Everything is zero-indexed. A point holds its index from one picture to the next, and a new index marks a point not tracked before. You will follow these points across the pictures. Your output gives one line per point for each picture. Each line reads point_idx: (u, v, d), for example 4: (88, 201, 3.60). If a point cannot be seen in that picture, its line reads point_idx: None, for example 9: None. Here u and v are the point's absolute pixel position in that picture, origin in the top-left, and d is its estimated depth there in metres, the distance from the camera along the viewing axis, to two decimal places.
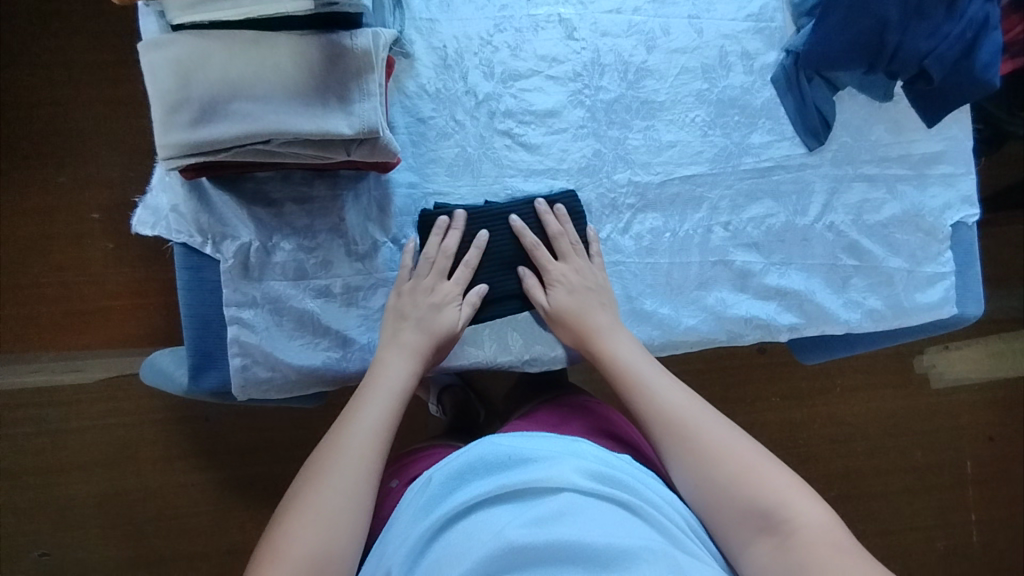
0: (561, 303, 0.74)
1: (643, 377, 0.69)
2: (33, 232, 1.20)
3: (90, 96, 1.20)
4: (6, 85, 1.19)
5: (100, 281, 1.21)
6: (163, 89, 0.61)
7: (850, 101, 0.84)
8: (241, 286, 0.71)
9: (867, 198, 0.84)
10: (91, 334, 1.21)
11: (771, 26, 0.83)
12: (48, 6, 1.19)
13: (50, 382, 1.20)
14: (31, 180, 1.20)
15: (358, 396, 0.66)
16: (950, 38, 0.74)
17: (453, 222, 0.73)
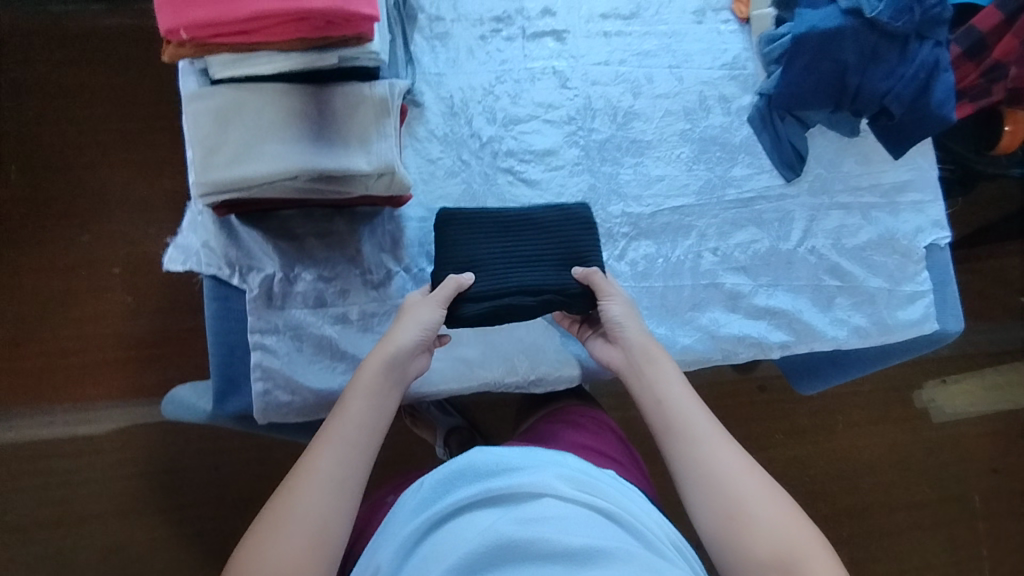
0: (630, 314, 0.75)
1: (675, 400, 0.70)
2: (56, 286, 1.26)
3: (117, 159, 1.29)
4: (40, 152, 1.29)
5: (119, 333, 1.26)
6: (201, 134, 0.68)
7: (821, 137, 0.92)
8: (265, 314, 0.76)
9: (845, 224, 0.90)
10: (107, 383, 1.25)
11: (744, 74, 0.92)
12: (84, 80, 1.30)
13: (64, 433, 1.22)
14: (58, 238, 1.27)
15: (338, 404, 0.67)
16: (905, 78, 0.83)
17: (470, 219, 0.78)
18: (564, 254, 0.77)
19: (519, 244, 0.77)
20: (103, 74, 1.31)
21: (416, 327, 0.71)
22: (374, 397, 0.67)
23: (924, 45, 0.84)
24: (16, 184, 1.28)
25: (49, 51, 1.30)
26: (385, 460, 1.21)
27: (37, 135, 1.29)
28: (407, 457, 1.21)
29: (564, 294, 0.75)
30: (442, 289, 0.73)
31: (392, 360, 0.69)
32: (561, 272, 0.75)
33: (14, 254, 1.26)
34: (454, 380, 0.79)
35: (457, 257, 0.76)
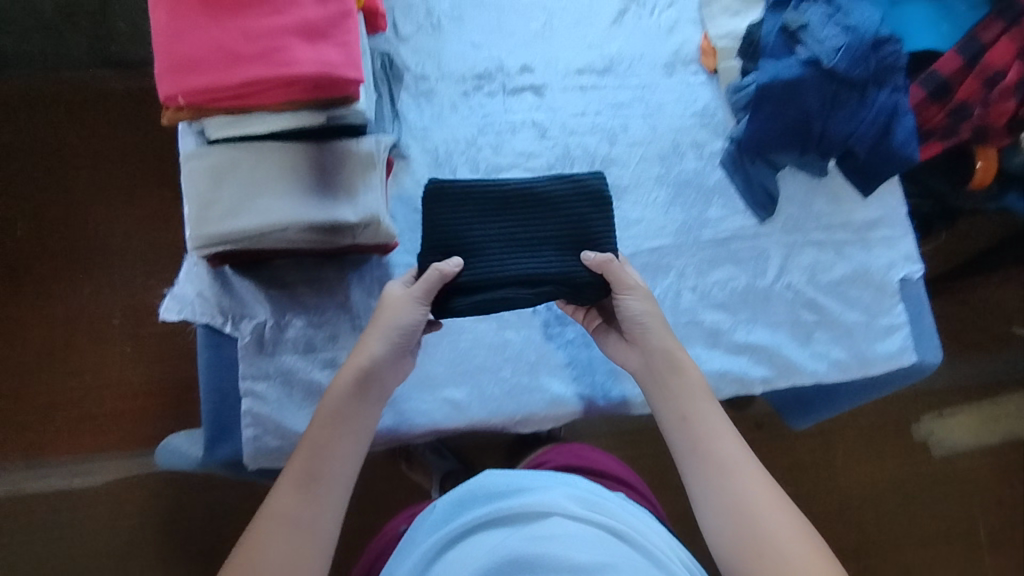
0: (650, 310, 0.76)
1: (701, 424, 0.73)
2: (55, 339, 1.29)
3: (118, 214, 1.34)
4: (44, 209, 1.34)
5: (116, 385, 1.28)
6: (197, 192, 0.72)
7: (792, 178, 0.96)
8: (256, 361, 0.78)
9: (819, 260, 0.93)
10: (101, 436, 1.26)
11: (715, 121, 0.96)
12: (89, 139, 1.36)
13: (56, 486, 1.23)
14: (59, 291, 1.31)
15: (322, 427, 0.70)
16: (866, 122, 0.88)
17: (466, 193, 0.76)
18: (572, 237, 0.76)
19: (526, 224, 0.76)
20: (108, 133, 1.37)
21: (393, 329, 0.73)
22: (346, 422, 0.70)
23: (884, 90, 0.88)
24: (22, 241, 1.32)
25: (56, 115, 1.37)
26: (382, 504, 1.21)
27: (43, 193, 1.34)
28: (404, 501, 1.21)
29: (572, 282, 0.74)
30: (426, 283, 0.73)
31: (362, 379, 0.72)
32: (567, 257, 0.74)
33: (18, 309, 1.30)
34: (442, 420, 0.81)
35: (459, 236, 0.75)
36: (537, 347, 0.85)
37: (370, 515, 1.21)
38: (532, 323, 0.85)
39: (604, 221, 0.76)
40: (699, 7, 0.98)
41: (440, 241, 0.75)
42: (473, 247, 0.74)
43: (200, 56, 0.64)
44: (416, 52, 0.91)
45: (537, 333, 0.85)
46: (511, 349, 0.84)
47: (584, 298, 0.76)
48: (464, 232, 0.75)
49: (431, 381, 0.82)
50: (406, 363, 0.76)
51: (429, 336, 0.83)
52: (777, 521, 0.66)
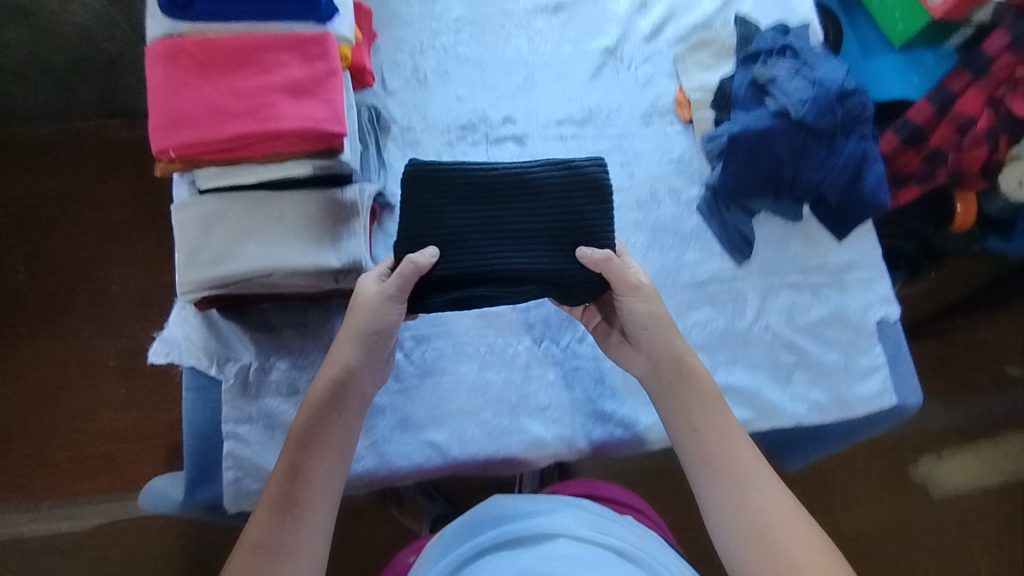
0: (656, 311, 0.78)
1: (717, 442, 0.74)
2: (51, 382, 1.34)
3: (118, 257, 1.40)
4: (47, 254, 1.40)
5: (108, 429, 1.31)
6: (186, 240, 0.75)
7: (768, 222, 0.99)
8: (239, 403, 0.80)
9: (796, 302, 0.95)
10: (91, 480, 1.28)
11: (691, 169, 0.99)
12: (93, 187, 1.43)
13: (43, 531, 1.25)
14: (56, 333, 1.36)
15: (303, 453, 0.70)
16: (836, 170, 0.92)
17: (454, 176, 0.77)
18: (564, 230, 0.77)
19: (518, 214, 0.77)
20: (114, 181, 1.44)
21: (369, 324, 0.74)
22: (323, 438, 0.71)
23: (852, 140, 0.93)
24: (27, 284, 1.38)
25: (67, 162, 1.44)
26: (373, 548, 1.19)
27: (47, 239, 1.41)
28: (396, 545, 1.20)
29: (561, 278, 0.76)
30: (401, 278, 0.73)
31: (337, 391, 0.73)
32: (553, 254, 0.76)
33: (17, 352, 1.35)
34: (423, 463, 0.81)
35: (447, 221, 0.76)
36: (518, 389, 0.85)
37: (363, 559, 1.19)
38: (513, 364, 0.87)
39: (598, 215, 0.77)
40: (674, 61, 1.03)
41: (430, 225, 0.76)
42: (463, 235, 0.76)
43: (195, 113, 0.68)
44: (403, 105, 0.95)
45: (518, 374, 0.86)
46: (492, 391, 0.85)
47: (571, 297, 0.78)
48: (456, 218, 0.77)
49: (412, 423, 0.83)
50: (383, 369, 0.78)
51: (410, 378, 0.84)
52: (792, 533, 0.68)
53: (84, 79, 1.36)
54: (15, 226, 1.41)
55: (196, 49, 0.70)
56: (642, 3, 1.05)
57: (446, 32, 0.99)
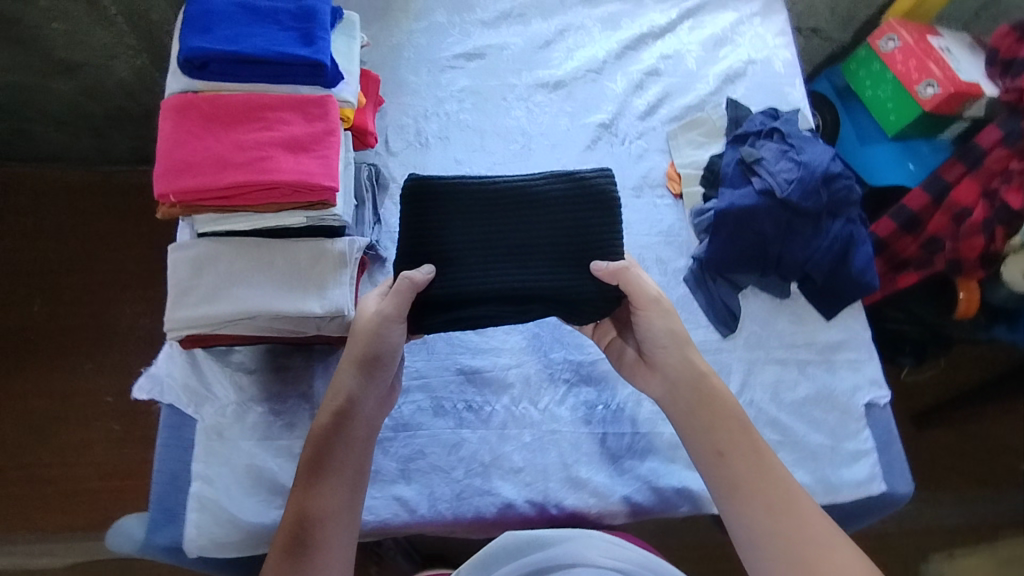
0: (673, 328, 0.78)
1: (743, 469, 0.72)
2: (50, 413, 1.43)
3: (128, 296, 1.54)
4: (68, 289, 1.54)
5: (96, 465, 1.40)
6: (178, 280, 0.78)
7: (754, 297, 0.99)
8: (212, 444, 0.80)
9: (781, 378, 0.94)
10: (75, 515, 1.36)
11: (680, 240, 1.01)
12: (113, 230, 1.60)
13: (21, 565, 1.33)
14: (60, 366, 1.47)
15: (318, 479, 0.71)
16: (821, 249, 0.94)
17: (456, 192, 0.80)
18: (571, 243, 0.79)
19: (525, 228, 0.80)
20: (139, 224, 1.61)
21: (377, 339, 0.76)
22: (332, 471, 0.71)
23: (837, 222, 0.95)
24: (42, 318, 1.51)
25: (101, 214, 1.61)
26: None
27: (69, 278, 1.55)
28: None
29: (570, 292, 0.78)
30: (398, 295, 0.76)
31: (338, 422, 0.73)
32: (559, 269, 0.79)
33: (18, 383, 1.45)
34: (388, 519, 0.80)
35: (450, 237, 0.80)
36: (492, 448, 0.85)
37: None
38: (489, 423, 0.86)
39: (604, 226, 0.79)
40: (666, 138, 1.08)
41: (438, 240, 0.80)
42: (471, 251, 0.79)
43: (196, 161, 0.72)
44: (403, 165, 1.00)
45: (494, 433, 0.86)
46: (466, 449, 0.84)
47: (580, 315, 0.80)
48: (464, 233, 0.80)
49: (382, 476, 0.82)
50: (387, 395, 0.78)
51: (385, 430, 0.84)
52: (836, 557, 0.67)
53: (119, 129, 1.53)
54: (43, 267, 1.56)
55: (205, 104, 0.75)
56: (638, 84, 1.11)
57: (450, 101, 1.05)
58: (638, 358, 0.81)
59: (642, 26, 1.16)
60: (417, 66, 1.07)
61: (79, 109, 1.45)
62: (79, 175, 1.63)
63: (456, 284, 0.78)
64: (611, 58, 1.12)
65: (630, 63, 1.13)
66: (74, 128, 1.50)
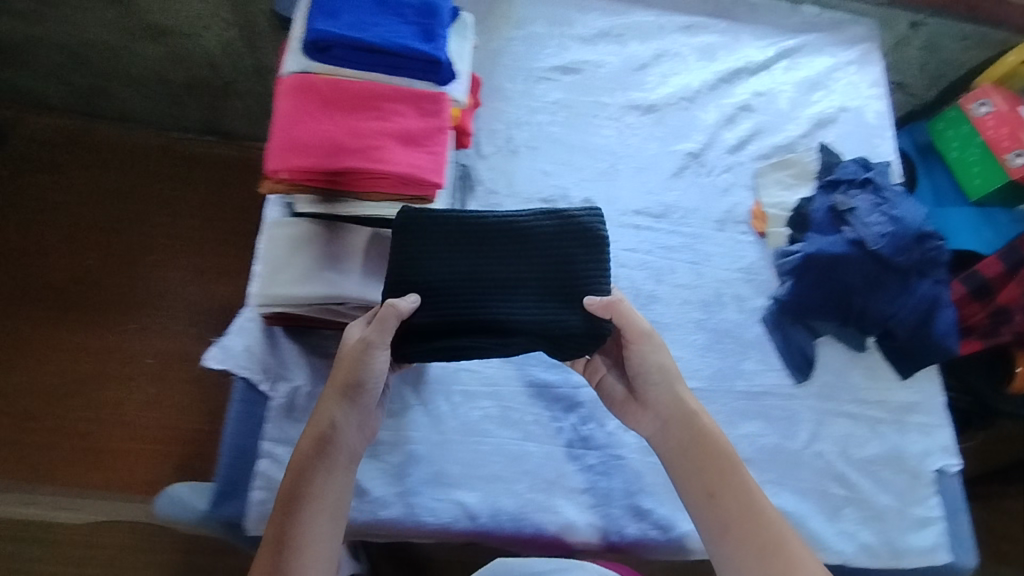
0: (664, 363, 0.76)
1: (732, 509, 0.70)
2: (93, 368, 1.45)
3: (185, 263, 1.57)
4: (126, 247, 1.57)
5: (129, 426, 1.41)
6: (273, 256, 0.79)
7: (830, 346, 0.97)
8: (282, 425, 0.80)
9: (852, 433, 0.92)
10: (101, 474, 1.38)
11: (760, 279, 1.00)
12: (176, 195, 1.63)
13: (44, 516, 1.35)
14: (109, 324, 1.49)
15: (295, 501, 0.69)
16: (906, 306, 0.92)
17: (444, 220, 0.76)
18: (557, 278, 0.76)
19: (508, 261, 0.76)
20: (205, 193, 1.64)
21: (356, 369, 0.72)
22: (310, 492, 0.70)
23: (924, 282, 0.93)
24: (95, 273, 1.54)
25: (161, 179, 1.64)
26: None
27: (129, 238, 1.58)
28: None
29: (553, 330, 0.74)
30: (382, 323, 0.72)
31: (321, 448, 0.71)
32: (542, 306, 0.75)
33: (64, 336, 1.48)
34: (449, 523, 0.79)
35: (433, 268, 0.75)
36: (556, 465, 0.84)
37: None
38: (555, 440, 0.85)
39: (591, 262, 0.76)
40: (754, 175, 1.07)
41: (420, 272, 0.76)
42: (453, 283, 0.75)
43: (310, 143, 0.72)
44: (491, 169, 0.99)
45: (558, 451, 0.84)
46: (530, 462, 0.83)
47: (564, 352, 0.75)
48: (447, 265, 0.76)
49: (446, 479, 0.81)
50: (370, 419, 0.76)
51: (452, 433, 0.84)
52: None
53: (195, 98, 1.56)
54: (102, 223, 1.59)
55: (325, 86, 0.75)
56: (730, 117, 1.10)
57: (542, 112, 1.04)
58: (628, 394, 0.79)
59: (738, 60, 1.15)
60: (514, 73, 1.06)
61: (162, 76, 1.49)
62: (149, 138, 1.67)
63: (437, 316, 0.74)
64: (705, 88, 1.11)
65: (723, 96, 1.12)
66: (152, 90, 1.54)
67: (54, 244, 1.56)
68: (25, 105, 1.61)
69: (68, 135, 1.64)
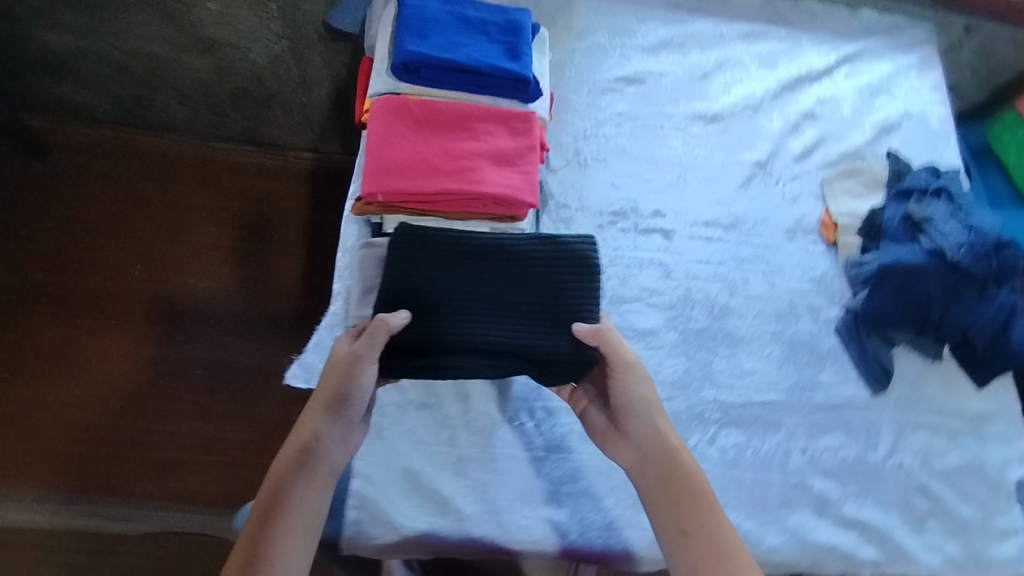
0: (647, 397, 0.74)
1: (706, 550, 0.65)
2: (142, 381, 1.41)
3: (229, 274, 1.53)
4: (170, 258, 1.53)
5: (182, 438, 1.37)
6: (368, 276, 0.82)
7: (905, 357, 0.97)
8: (373, 444, 0.81)
9: (932, 444, 0.92)
10: (156, 484, 1.33)
11: (832, 289, 1.00)
12: (220, 205, 1.60)
13: (101, 529, 1.29)
14: (156, 337, 1.45)
15: (269, 512, 0.65)
16: (986, 317, 0.91)
17: (444, 241, 0.80)
18: (549, 303, 0.79)
19: (503, 285, 0.80)
20: (249, 203, 1.61)
21: (343, 379, 0.71)
22: (286, 506, 0.65)
23: (1003, 290, 0.92)
24: (137, 285, 1.49)
25: (205, 187, 1.60)
26: None
27: (174, 248, 1.54)
28: None
29: (543, 352, 0.77)
30: (372, 336, 0.73)
31: (302, 459, 0.68)
32: (533, 329, 0.78)
33: (108, 348, 1.43)
34: (540, 540, 0.79)
35: (431, 286, 0.78)
36: None
37: None
38: None
39: (581, 290, 0.80)
40: (820, 184, 1.06)
41: (418, 290, 0.79)
42: (450, 302, 0.78)
43: (408, 165, 0.73)
44: (562, 182, 0.99)
45: None
46: (617, 477, 0.84)
47: (552, 376, 0.78)
48: (444, 283, 0.79)
49: (535, 496, 0.81)
50: (356, 437, 0.73)
51: (538, 450, 0.84)
52: None
53: (236, 108, 1.52)
54: (145, 232, 1.55)
55: (418, 108, 0.75)
56: (794, 126, 1.09)
57: (608, 123, 1.04)
58: (609, 424, 0.76)
59: (800, 67, 1.14)
60: (580, 85, 1.06)
61: (207, 89, 1.46)
62: (189, 148, 1.63)
63: (431, 334, 0.77)
64: (769, 96, 1.11)
65: (787, 104, 1.11)
66: (196, 104, 1.51)
67: (94, 253, 1.51)
68: (65, 115, 1.58)
69: (110, 143, 1.60)
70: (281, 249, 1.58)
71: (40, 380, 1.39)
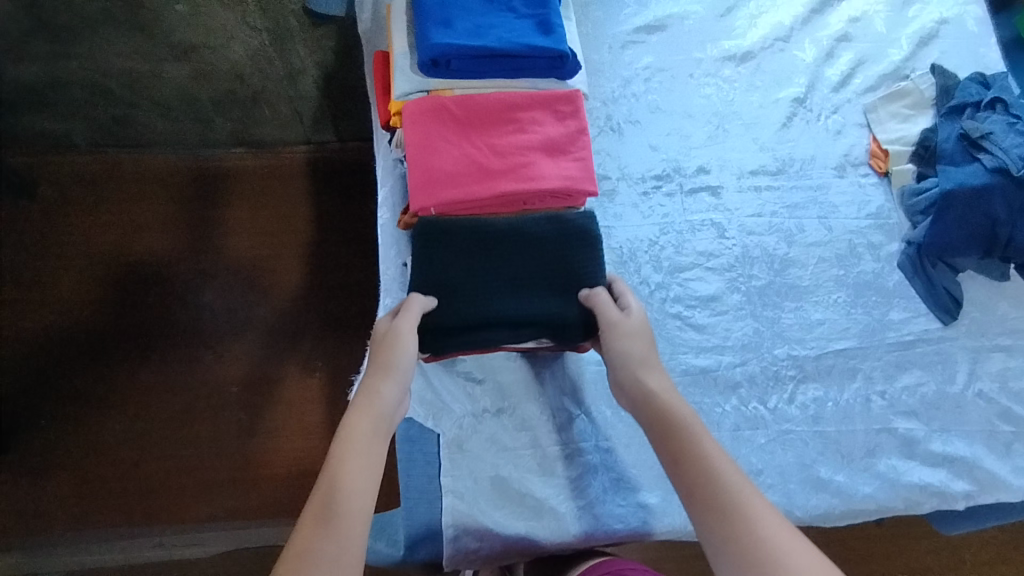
0: (632, 349, 0.70)
1: (697, 477, 0.61)
2: (177, 407, 1.32)
3: (239, 283, 1.42)
4: (181, 275, 1.42)
5: (230, 457, 1.29)
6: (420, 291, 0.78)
7: (972, 281, 0.94)
8: (457, 459, 0.79)
9: (1008, 366, 0.90)
10: (214, 504, 1.26)
11: (890, 223, 0.96)
12: (218, 213, 1.46)
13: (170, 558, 1.23)
14: (183, 363, 1.35)
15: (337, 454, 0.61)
16: None
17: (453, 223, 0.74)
18: (564, 276, 0.76)
19: (518, 261, 0.75)
20: (248, 207, 1.47)
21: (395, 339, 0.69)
22: (355, 452, 0.61)
23: None
24: (150, 311, 1.38)
25: (199, 195, 1.47)
26: None
27: (182, 264, 1.42)
28: None
29: (562, 320, 0.74)
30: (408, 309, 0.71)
31: (371, 413, 0.65)
32: (550, 300, 0.75)
33: (139, 381, 1.33)
34: (638, 527, 0.79)
35: (444, 270, 0.74)
36: (729, 451, 0.83)
37: None
38: (722, 426, 0.84)
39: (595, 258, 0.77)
40: (864, 111, 1.01)
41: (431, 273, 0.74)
42: (464, 282, 0.74)
43: (457, 171, 0.72)
44: (597, 153, 0.94)
45: (728, 436, 0.83)
46: None
47: (568, 339, 0.76)
48: (456, 264, 0.74)
49: (625, 483, 0.80)
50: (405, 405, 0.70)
51: (620, 437, 0.83)
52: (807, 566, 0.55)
53: (222, 112, 1.38)
54: (147, 253, 1.42)
55: (457, 107, 0.73)
56: (829, 52, 1.03)
57: (636, 80, 0.98)
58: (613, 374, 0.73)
59: None
60: (599, 43, 0.99)
61: (188, 96, 1.32)
62: (172, 160, 1.48)
63: (451, 317, 0.73)
64: (798, 24, 1.04)
65: (817, 29, 1.04)
66: (177, 113, 1.37)
67: (96, 286, 1.39)
68: None
69: None
70: (291, 248, 1.45)
71: (71, 425, 1.30)
